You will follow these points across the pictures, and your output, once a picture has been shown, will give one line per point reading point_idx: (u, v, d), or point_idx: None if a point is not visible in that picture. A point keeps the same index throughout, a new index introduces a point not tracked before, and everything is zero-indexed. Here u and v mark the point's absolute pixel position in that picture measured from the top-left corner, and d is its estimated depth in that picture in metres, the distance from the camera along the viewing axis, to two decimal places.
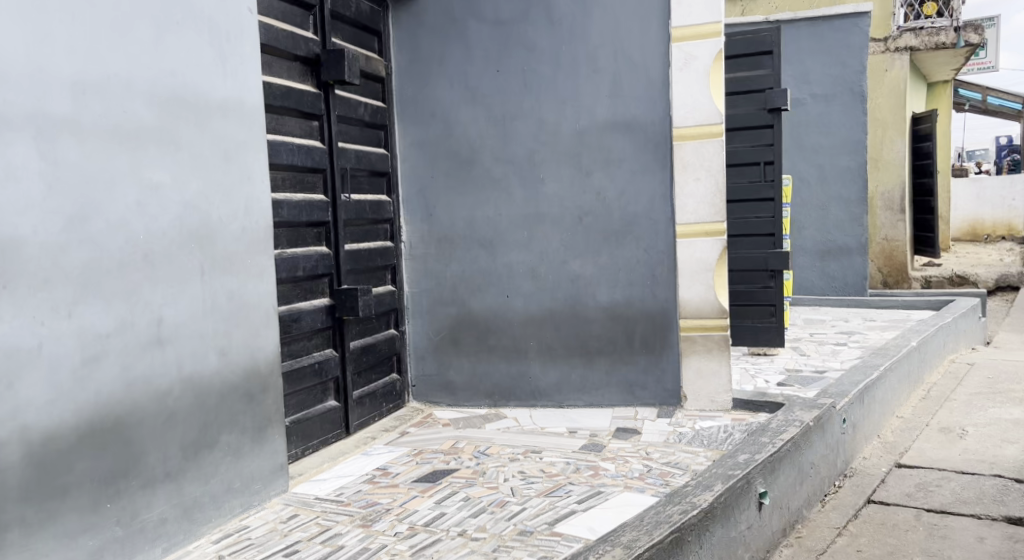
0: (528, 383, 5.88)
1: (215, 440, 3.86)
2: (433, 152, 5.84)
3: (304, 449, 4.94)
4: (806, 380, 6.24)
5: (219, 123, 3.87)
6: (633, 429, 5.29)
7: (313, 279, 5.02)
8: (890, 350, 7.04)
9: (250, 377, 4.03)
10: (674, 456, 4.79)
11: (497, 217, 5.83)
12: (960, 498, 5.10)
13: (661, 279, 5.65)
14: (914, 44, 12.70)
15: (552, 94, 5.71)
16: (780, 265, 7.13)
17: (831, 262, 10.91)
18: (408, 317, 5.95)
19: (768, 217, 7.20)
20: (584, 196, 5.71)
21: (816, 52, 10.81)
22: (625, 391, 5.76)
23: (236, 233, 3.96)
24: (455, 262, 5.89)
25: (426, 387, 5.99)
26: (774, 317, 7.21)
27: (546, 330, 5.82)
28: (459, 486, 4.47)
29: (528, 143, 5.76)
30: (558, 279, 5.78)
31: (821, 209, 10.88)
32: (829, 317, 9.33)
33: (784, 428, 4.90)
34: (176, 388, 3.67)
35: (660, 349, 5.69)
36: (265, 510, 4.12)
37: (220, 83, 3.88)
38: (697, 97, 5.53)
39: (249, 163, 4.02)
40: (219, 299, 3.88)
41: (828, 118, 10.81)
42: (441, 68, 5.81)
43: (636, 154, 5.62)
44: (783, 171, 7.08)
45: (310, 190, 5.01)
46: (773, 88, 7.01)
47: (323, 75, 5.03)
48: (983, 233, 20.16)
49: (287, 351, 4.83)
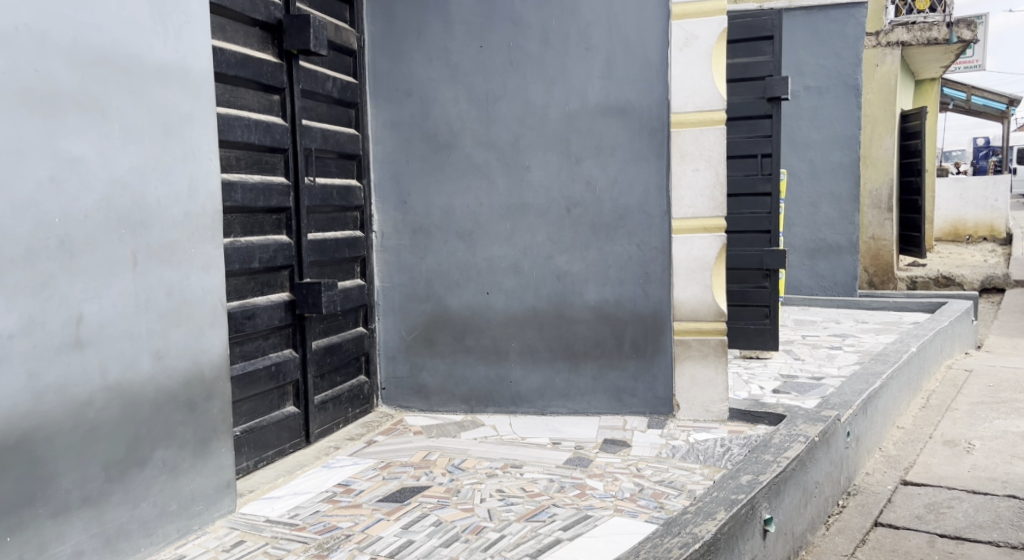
0: (508, 388, 5.41)
1: (148, 457, 3.45)
2: (407, 134, 5.34)
3: (258, 461, 4.48)
4: (803, 387, 5.79)
5: (158, 92, 3.50)
6: (622, 440, 4.83)
7: (271, 272, 4.56)
8: (889, 354, 6.55)
9: (191, 382, 3.65)
10: (668, 473, 4.33)
11: (478, 208, 5.34)
12: (976, 521, 4.65)
13: (654, 278, 5.20)
14: (905, 39, 12.25)
15: (540, 73, 5.23)
16: (776, 264, 6.75)
17: (820, 261, 10.55)
18: (379, 314, 5.46)
19: (764, 213, 6.77)
20: (573, 185, 5.24)
21: (810, 43, 10.38)
22: (612, 399, 5.31)
23: (177, 218, 3.59)
24: (431, 255, 5.40)
25: (395, 390, 5.50)
26: (768, 319, 6.84)
27: (529, 331, 5.35)
28: (430, 507, 4.00)
29: (513, 126, 5.27)
30: (543, 276, 5.30)
31: (812, 207, 10.51)
32: (820, 317, 8.95)
33: (788, 444, 4.41)
34: (100, 397, 3.25)
35: (652, 354, 5.25)
36: (206, 535, 3.71)
37: (160, 44, 3.51)
38: (697, 80, 5.06)
39: (194, 138, 3.66)
40: (156, 294, 3.49)
41: (821, 112, 10.39)
42: (420, 43, 5.31)
43: (630, 142, 5.16)
44: (781, 164, 6.65)
45: (269, 171, 4.54)
46: (774, 76, 6.58)
47: (286, 43, 4.55)
48: (965, 233, 19.95)
49: (239, 352, 4.37)
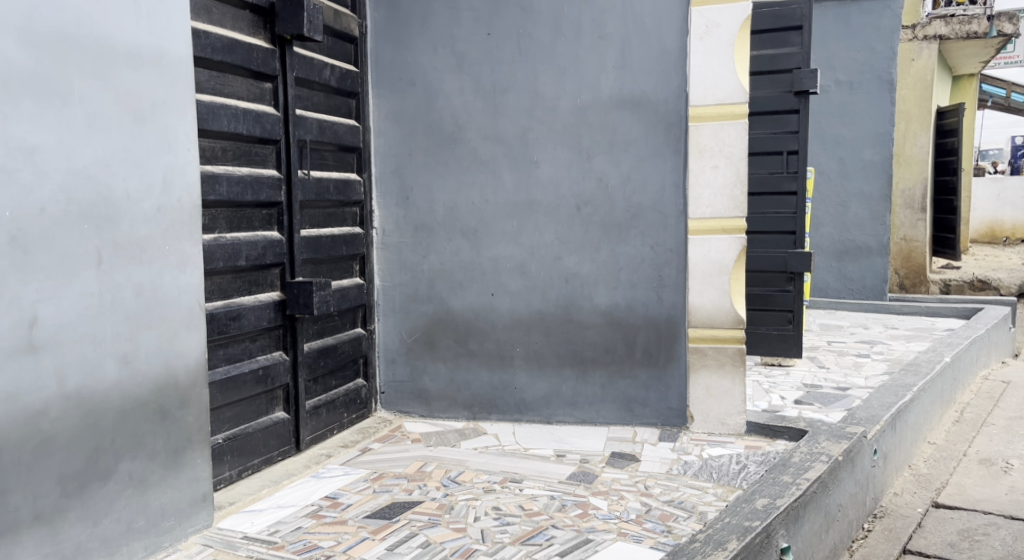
0: (512, 395, 5.12)
1: (112, 470, 3.26)
2: (410, 126, 5.07)
3: (242, 470, 4.22)
4: (827, 398, 5.44)
5: (128, 77, 3.29)
6: (630, 454, 4.53)
7: (259, 271, 4.30)
8: (922, 364, 6.16)
9: (162, 388, 3.44)
10: (677, 493, 4.01)
11: (484, 204, 5.06)
12: (1014, 551, 4.26)
13: (669, 281, 4.89)
14: (943, 33, 11.66)
15: (550, 63, 4.93)
16: (802, 268, 6.39)
17: (848, 263, 10.16)
18: (378, 314, 5.19)
19: (789, 213, 6.42)
20: (583, 182, 4.94)
21: (843, 36, 9.98)
22: (622, 409, 5.01)
23: (150, 213, 3.38)
24: (433, 254, 5.13)
25: (395, 395, 5.24)
26: (792, 325, 6.51)
27: (535, 336, 5.06)
28: (419, 526, 3.73)
29: (521, 119, 4.98)
30: (550, 277, 5.02)
31: (841, 206, 10.12)
32: (847, 322, 8.58)
33: (809, 464, 4.05)
34: (56, 406, 3.06)
35: (664, 362, 4.93)
36: (178, 553, 3.50)
37: (131, 25, 3.30)
38: (719, 71, 4.75)
39: (170, 126, 3.45)
40: (124, 294, 3.29)
41: (852, 107, 10.01)
42: (424, 30, 5.03)
43: (645, 136, 4.85)
44: (808, 162, 6.32)
45: (259, 164, 4.28)
46: (802, 69, 6.23)
47: (279, 28, 4.29)
48: (1002, 234, 19.38)
49: (223, 355, 4.11)
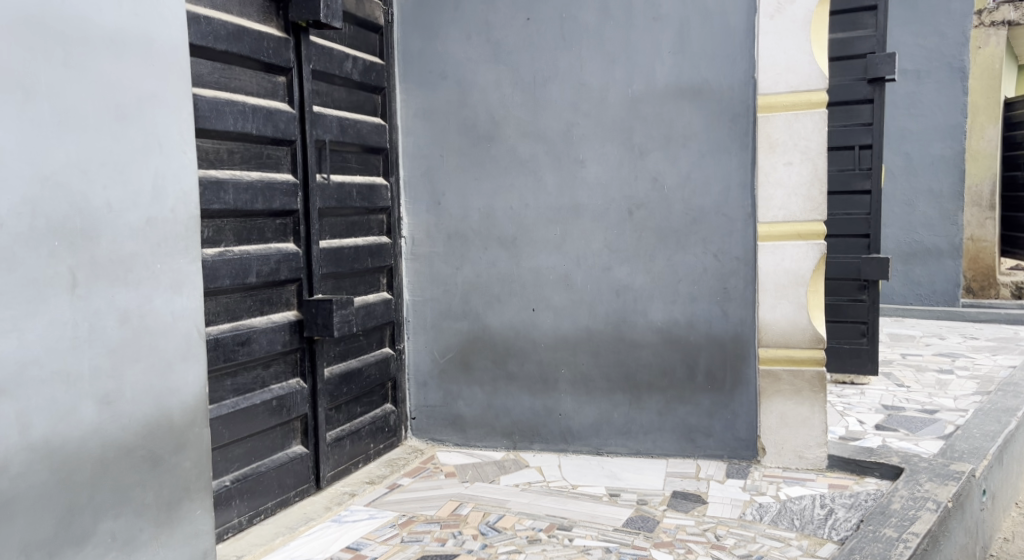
0: (558, 422, 4.57)
1: (91, 530, 2.76)
2: (442, 124, 4.56)
3: (253, 515, 3.72)
4: (914, 423, 4.83)
5: (107, 65, 2.79)
6: (695, 495, 3.96)
7: (274, 288, 3.80)
8: (1019, 384, 5.51)
9: (153, 431, 2.94)
10: (755, 545, 3.44)
11: (523, 210, 4.52)
12: None
13: (735, 295, 4.31)
14: (1013, 18, 10.93)
15: (598, 49, 4.37)
16: (877, 274, 5.76)
17: (915, 266, 9.49)
18: (408, 332, 4.68)
19: (862, 214, 5.82)
20: (636, 183, 4.38)
21: (909, 22, 9.29)
22: (682, 439, 4.44)
23: (135, 224, 2.88)
24: (468, 265, 4.61)
25: (427, 421, 4.72)
26: (866, 338, 5.95)
27: (582, 356, 4.51)
28: None
29: (565, 113, 4.43)
30: (599, 290, 4.46)
31: (907, 205, 9.43)
32: (920, 332, 7.91)
33: (913, 516, 3.51)
34: (18, 460, 2.57)
35: (731, 387, 4.36)
36: None
37: (111, 6, 2.80)
38: (793, 54, 4.15)
39: (160, 125, 2.95)
40: (105, 321, 2.79)
41: (920, 98, 9.32)
42: (457, 17, 4.52)
43: (706, 130, 4.28)
44: (883, 157, 5.71)
45: (272, 168, 3.77)
46: (876, 53, 5.63)
47: (293, 14, 3.78)
48: None
49: (231, 385, 3.61)
